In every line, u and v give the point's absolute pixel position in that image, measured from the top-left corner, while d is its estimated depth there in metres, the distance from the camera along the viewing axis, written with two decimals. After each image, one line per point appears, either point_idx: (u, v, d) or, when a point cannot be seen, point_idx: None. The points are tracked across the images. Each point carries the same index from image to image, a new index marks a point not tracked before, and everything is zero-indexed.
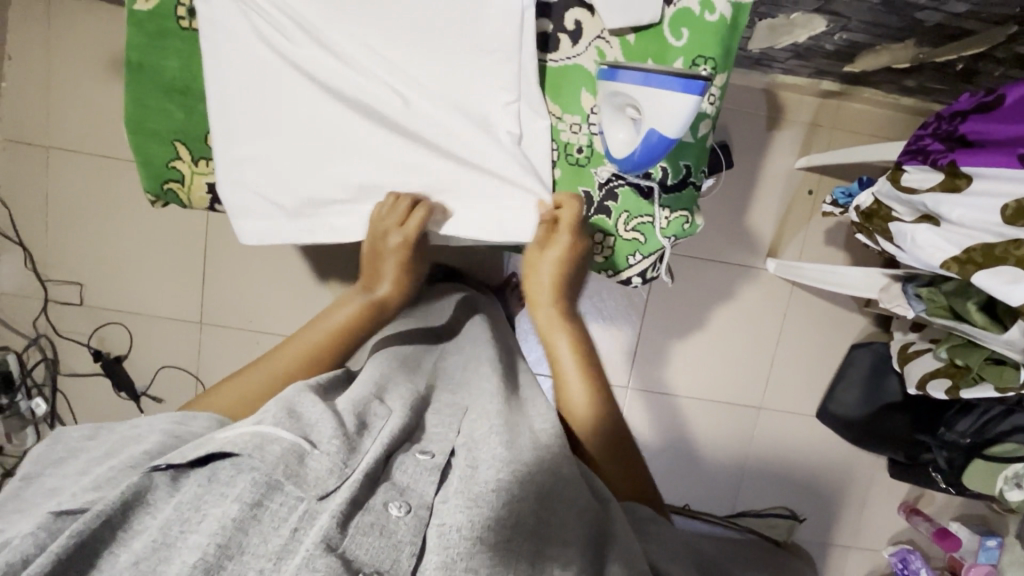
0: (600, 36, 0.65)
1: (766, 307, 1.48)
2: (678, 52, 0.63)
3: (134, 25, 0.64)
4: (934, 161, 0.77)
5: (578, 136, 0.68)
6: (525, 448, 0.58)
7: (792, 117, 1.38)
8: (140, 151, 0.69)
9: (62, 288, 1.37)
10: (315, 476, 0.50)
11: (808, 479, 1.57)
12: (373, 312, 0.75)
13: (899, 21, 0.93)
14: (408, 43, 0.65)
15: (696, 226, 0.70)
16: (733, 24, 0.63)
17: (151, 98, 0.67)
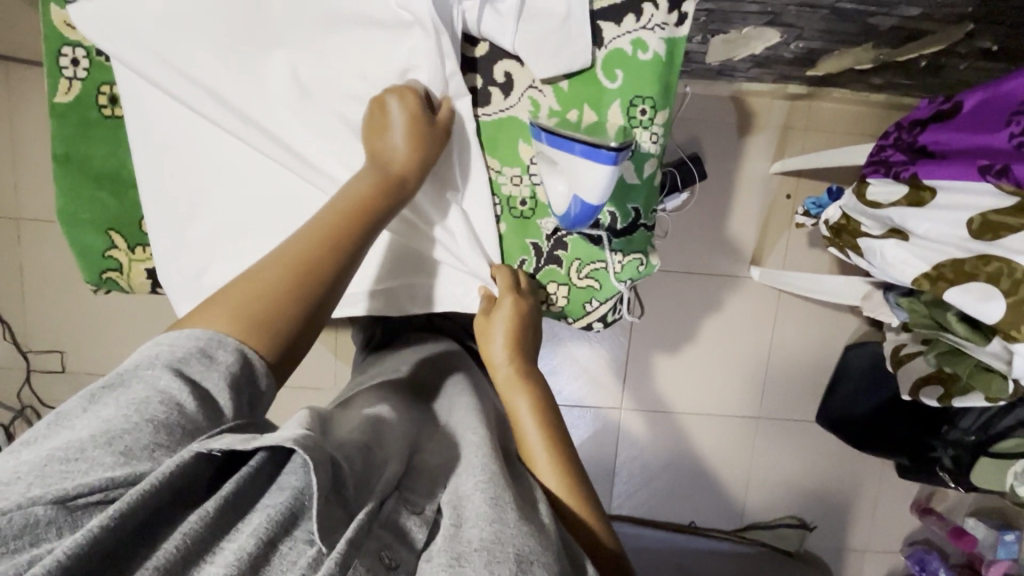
0: (532, 86, 0.62)
1: (754, 314, 1.45)
2: (614, 94, 0.62)
3: (59, 120, 0.67)
4: (896, 173, 0.74)
5: (519, 189, 0.66)
6: (511, 511, 0.48)
7: (763, 123, 1.36)
8: (76, 244, 0.72)
9: (44, 357, 1.37)
10: (332, 521, 0.43)
11: (815, 486, 1.53)
12: (388, 185, 0.59)
13: (853, 28, 0.90)
14: (329, 115, 0.64)
15: (651, 266, 0.69)
16: (669, 60, 0.62)
17: (83, 189, 0.70)
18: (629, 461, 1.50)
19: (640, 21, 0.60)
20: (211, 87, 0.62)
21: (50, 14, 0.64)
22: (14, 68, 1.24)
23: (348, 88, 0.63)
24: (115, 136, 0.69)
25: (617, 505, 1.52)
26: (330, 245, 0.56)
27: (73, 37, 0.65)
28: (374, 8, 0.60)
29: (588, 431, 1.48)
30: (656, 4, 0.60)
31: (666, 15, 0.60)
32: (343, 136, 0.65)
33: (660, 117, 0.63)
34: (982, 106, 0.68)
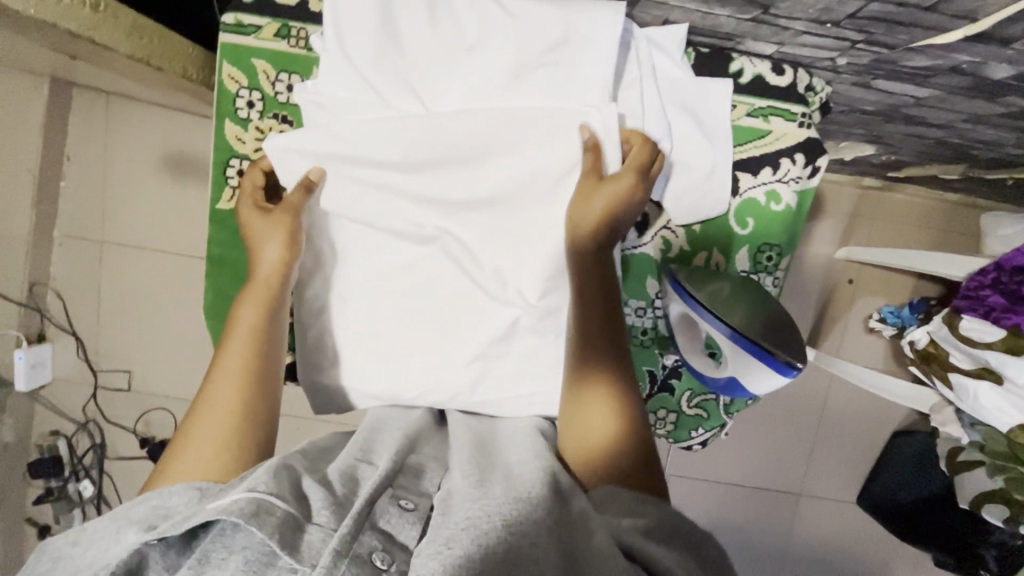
0: (667, 227, 0.71)
1: (804, 394, 1.47)
2: (743, 239, 0.71)
3: (217, 224, 0.75)
4: (995, 318, 0.76)
5: (643, 320, 0.73)
6: (494, 488, 0.48)
7: (832, 209, 1.37)
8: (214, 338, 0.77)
9: (112, 375, 1.41)
10: (310, 549, 0.42)
11: (849, 567, 1.54)
12: (258, 289, 0.67)
13: (951, 154, 0.92)
14: (481, 245, 0.69)
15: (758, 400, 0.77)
16: (797, 210, 0.71)
17: (228, 289, 0.76)
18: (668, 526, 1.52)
19: (777, 174, 0.69)
20: (384, 210, 0.69)
21: (223, 131, 0.74)
22: (116, 102, 1.29)
23: (496, 217, 0.68)
24: None
25: None
26: (252, 358, 0.63)
27: (242, 150, 0.74)
28: (540, 158, 0.65)
29: None
30: (794, 159, 0.69)
31: (801, 169, 0.69)
32: (490, 257, 0.69)
33: (783, 262, 0.72)
34: None
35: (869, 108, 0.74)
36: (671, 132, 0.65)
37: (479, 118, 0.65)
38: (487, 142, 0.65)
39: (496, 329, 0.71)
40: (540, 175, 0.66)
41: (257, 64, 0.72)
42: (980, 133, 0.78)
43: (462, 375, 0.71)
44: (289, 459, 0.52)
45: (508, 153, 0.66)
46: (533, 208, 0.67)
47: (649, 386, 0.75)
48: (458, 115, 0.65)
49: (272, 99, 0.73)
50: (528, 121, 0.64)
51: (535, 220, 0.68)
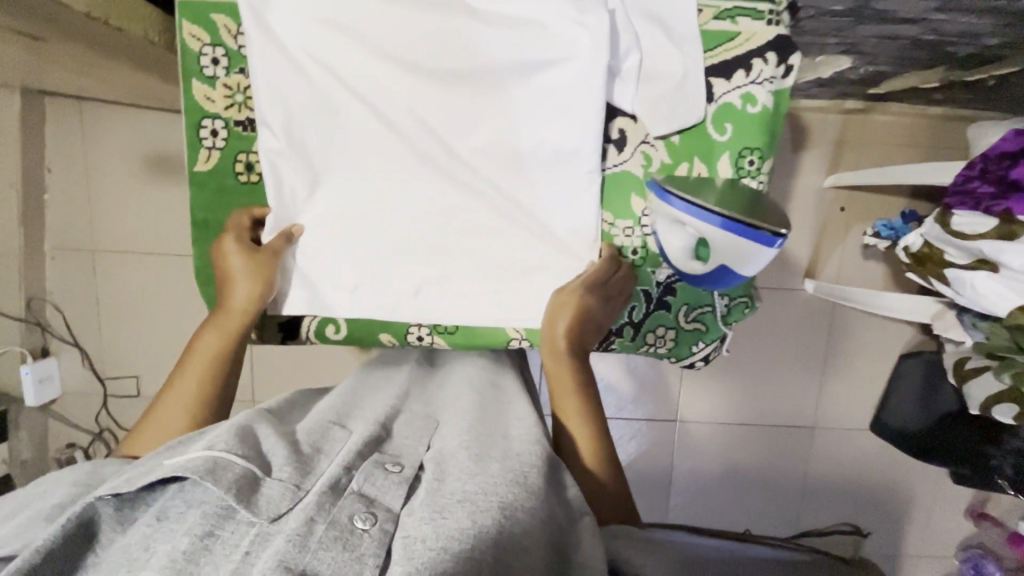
0: (646, 141, 0.72)
1: (809, 327, 1.47)
2: (724, 145, 0.71)
3: (200, 186, 0.76)
4: (987, 207, 0.77)
5: (631, 239, 0.76)
6: (491, 464, 0.54)
7: (817, 138, 1.37)
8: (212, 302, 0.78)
9: (120, 382, 1.42)
10: (265, 501, 0.47)
11: (870, 492, 1.55)
12: (225, 323, 0.70)
13: (927, 56, 0.92)
14: (474, 171, 0.73)
15: (755, 308, 0.78)
16: (775, 110, 0.71)
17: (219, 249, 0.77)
18: (686, 471, 1.53)
19: (750, 76, 0.69)
20: (372, 153, 0.72)
21: (191, 91, 0.73)
22: (90, 109, 1.29)
23: (482, 140, 0.71)
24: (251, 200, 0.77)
25: (672, 512, 1.54)
26: (217, 363, 0.67)
27: (213, 109, 0.74)
28: (519, 76, 0.68)
29: (642, 444, 1.51)
30: (765, 59, 0.68)
31: (775, 68, 0.69)
32: (479, 188, 0.73)
33: (765, 166, 0.71)
34: None
35: (839, 8, 0.73)
36: (642, 36, 0.66)
37: (455, 56, 0.68)
38: (461, 83, 0.69)
39: (493, 259, 0.75)
40: (522, 95, 0.69)
41: (217, 19, 0.70)
42: (953, 23, 0.77)
43: (470, 294, 0.76)
44: (253, 422, 0.59)
45: (483, 77, 0.68)
46: (513, 133, 0.71)
47: (646, 303, 0.78)
48: (431, 57, 0.68)
49: (235, 52, 0.72)
50: (496, 48, 0.67)
51: (517, 144, 0.71)
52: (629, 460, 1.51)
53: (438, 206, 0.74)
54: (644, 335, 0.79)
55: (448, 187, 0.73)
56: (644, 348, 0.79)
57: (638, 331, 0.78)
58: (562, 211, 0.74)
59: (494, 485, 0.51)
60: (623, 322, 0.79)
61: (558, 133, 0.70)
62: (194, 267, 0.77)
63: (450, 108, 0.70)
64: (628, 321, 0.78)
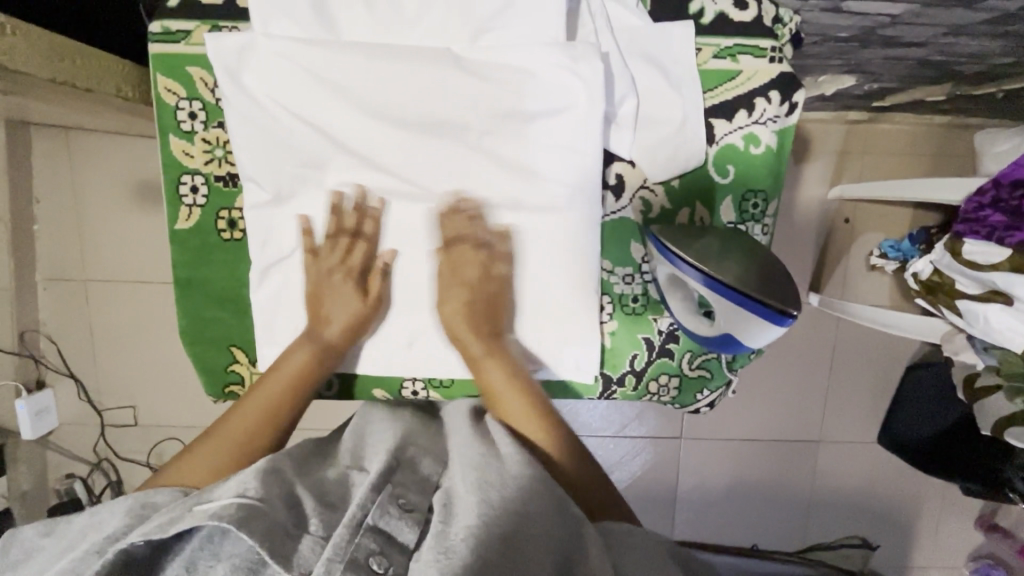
0: (645, 186, 0.69)
1: (814, 341, 1.44)
2: (726, 188, 0.68)
3: (180, 247, 0.72)
4: (999, 238, 0.73)
5: (632, 287, 0.73)
6: (497, 494, 0.52)
7: (819, 149, 1.33)
8: (198, 364, 0.74)
9: (118, 412, 1.40)
10: (299, 555, 0.46)
11: (879, 505, 1.53)
12: (324, 355, 0.70)
13: (935, 74, 0.89)
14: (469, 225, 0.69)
15: (761, 352, 0.75)
16: (779, 149, 0.68)
17: (204, 310, 0.73)
18: (692, 489, 1.51)
19: (752, 116, 0.66)
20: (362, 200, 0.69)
21: (169, 147, 0.70)
22: (75, 138, 1.26)
23: (476, 192, 0.69)
24: (231, 258, 0.73)
25: (679, 530, 1.52)
26: (302, 378, 0.69)
27: (193, 165, 0.71)
28: (512, 125, 0.66)
29: (647, 463, 1.49)
30: (769, 98, 0.66)
31: (778, 107, 0.66)
32: (471, 240, 0.69)
33: (769, 209, 0.69)
34: None
35: (843, 35, 0.71)
36: (635, 85, 0.65)
37: (445, 103, 0.65)
38: (450, 131, 0.67)
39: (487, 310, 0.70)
40: (515, 145, 0.67)
41: (192, 72, 0.68)
42: (962, 46, 0.74)
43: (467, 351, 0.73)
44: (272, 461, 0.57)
45: (473, 128, 0.67)
46: (506, 183, 0.68)
47: (649, 350, 0.74)
48: (421, 102, 0.66)
49: (213, 106, 0.69)
50: (487, 97, 0.65)
51: (513, 196, 0.69)
52: (634, 479, 1.49)
53: (431, 252, 0.71)
54: (647, 383, 0.76)
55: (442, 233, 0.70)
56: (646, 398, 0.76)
57: (641, 379, 0.75)
58: (563, 262, 0.70)
59: (512, 522, 0.49)
60: (625, 371, 0.76)
61: (555, 183, 0.67)
62: (179, 328, 0.74)
63: (441, 154, 0.68)
64: (629, 370, 0.75)
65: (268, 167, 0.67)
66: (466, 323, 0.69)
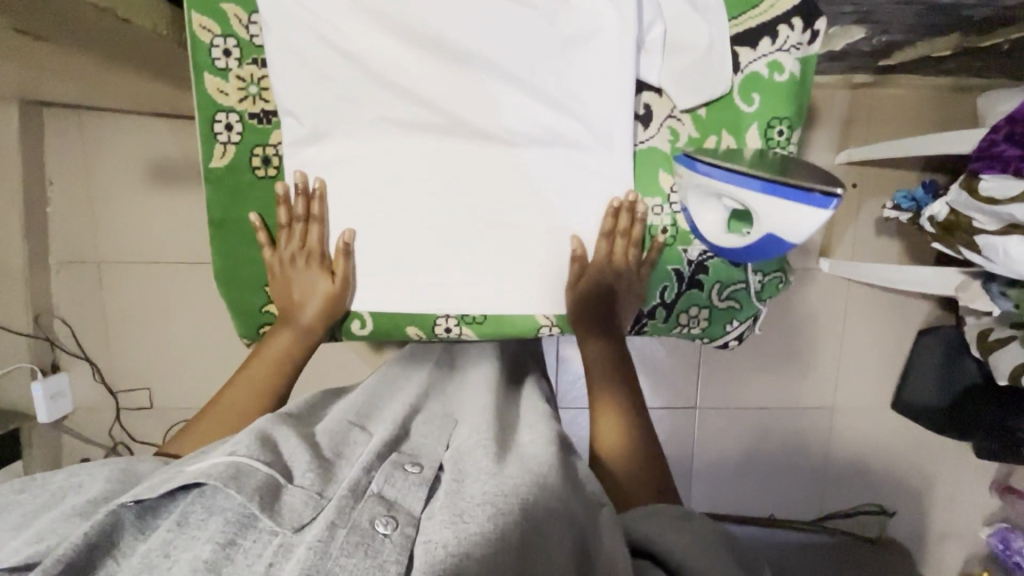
0: (672, 116, 0.77)
1: (825, 308, 1.45)
2: (751, 115, 0.76)
3: (217, 186, 0.80)
4: (1016, 169, 0.75)
5: (661, 218, 0.81)
6: (507, 470, 0.58)
7: (825, 114, 1.35)
8: (232, 297, 0.84)
9: (134, 395, 1.40)
10: (289, 509, 0.49)
11: (895, 471, 1.54)
12: (306, 335, 0.80)
13: (943, 21, 0.90)
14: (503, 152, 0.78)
15: (788, 283, 0.83)
16: (802, 77, 0.75)
17: (242, 248, 0.83)
18: (708, 459, 1.51)
19: (776, 44, 0.73)
20: None
21: (205, 85, 0.76)
22: (91, 118, 1.27)
23: (511, 119, 0.76)
24: (266, 201, 0.81)
25: (696, 501, 1.53)
26: (284, 356, 0.78)
27: (227, 103, 0.77)
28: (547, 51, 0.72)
29: (662, 434, 1.49)
30: (791, 26, 0.73)
31: (800, 35, 0.73)
32: (498, 169, 0.78)
33: (794, 135, 0.76)
34: None
35: None
36: (661, 9, 0.70)
37: (482, 31, 0.71)
38: (483, 64, 0.73)
39: (509, 238, 0.80)
40: (551, 68, 0.73)
41: (226, 9, 0.73)
42: None
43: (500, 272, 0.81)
44: (272, 427, 0.62)
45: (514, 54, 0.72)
46: (528, 112, 0.75)
47: (678, 282, 0.84)
48: (458, 36, 0.71)
49: (248, 43, 0.75)
50: (524, 26, 0.71)
51: (542, 121, 0.76)
52: None
53: (460, 184, 0.79)
54: (677, 315, 0.85)
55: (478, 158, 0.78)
56: (677, 328, 0.86)
57: (671, 312, 0.85)
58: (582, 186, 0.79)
59: (512, 488, 0.55)
60: (656, 303, 0.85)
61: (585, 108, 0.75)
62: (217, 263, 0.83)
63: (476, 84, 0.74)
64: (661, 302, 0.85)
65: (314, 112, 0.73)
66: (582, 300, 0.79)
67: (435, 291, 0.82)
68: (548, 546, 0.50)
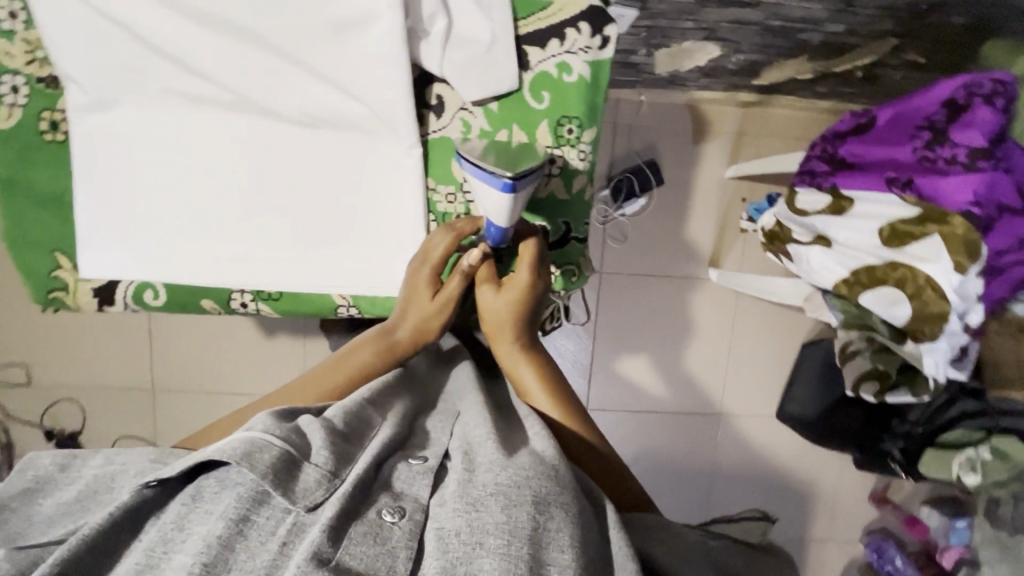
0: (464, 108, 0.71)
1: (715, 316, 1.50)
2: (542, 113, 0.71)
3: (1, 145, 0.69)
4: (821, 184, 0.92)
5: (454, 206, 0.75)
6: (523, 457, 0.53)
7: (717, 129, 1.40)
8: (23, 265, 0.73)
9: (10, 372, 1.36)
10: (302, 488, 0.49)
11: (780, 479, 1.59)
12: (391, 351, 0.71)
13: (786, 43, 0.95)
14: (299, 140, 0.72)
15: (583, 278, 0.78)
16: (594, 82, 0.70)
17: (27, 213, 0.71)
18: None
19: (565, 45, 0.69)
20: (186, 125, 0.70)
21: None
22: None
23: (305, 102, 0.69)
24: (61, 164, 0.71)
25: None
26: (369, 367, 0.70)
27: (14, 65, 0.68)
28: (332, 31, 0.65)
29: None
30: (579, 30, 0.68)
31: (589, 39, 0.69)
32: (302, 153, 0.72)
33: (585, 135, 0.72)
34: (889, 123, 0.84)
35: None
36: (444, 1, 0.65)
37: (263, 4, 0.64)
38: (267, 44, 0.66)
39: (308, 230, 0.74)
40: (337, 48, 0.66)
41: None
42: None
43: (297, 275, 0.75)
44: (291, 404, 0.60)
45: (293, 35, 0.65)
46: (319, 96, 0.69)
47: None
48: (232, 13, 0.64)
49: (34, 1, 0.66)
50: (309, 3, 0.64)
51: (339, 106, 0.69)
52: None
53: (269, 163, 0.72)
54: None
55: (279, 143, 0.71)
56: None
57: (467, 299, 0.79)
58: (375, 178, 0.73)
59: (527, 478, 0.50)
60: None
61: (377, 95, 0.68)
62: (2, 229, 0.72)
63: (262, 64, 0.67)
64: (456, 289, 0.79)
65: (97, 71, 0.66)
66: (512, 320, 0.70)
67: (229, 280, 0.74)
68: (556, 538, 0.47)
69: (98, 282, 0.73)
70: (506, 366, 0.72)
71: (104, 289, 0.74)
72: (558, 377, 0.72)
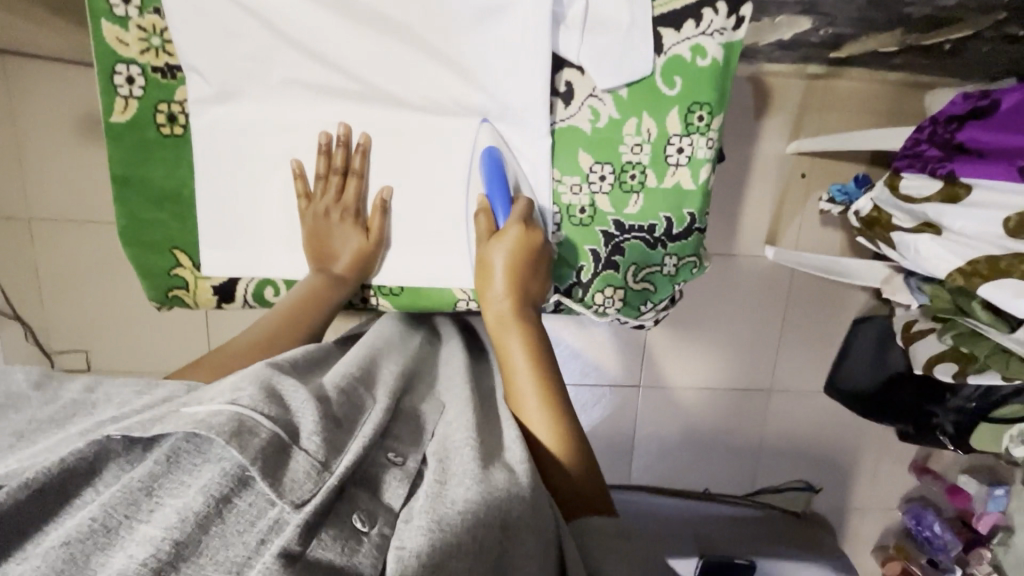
0: (594, 95, 0.81)
1: (768, 293, 1.49)
2: (673, 98, 0.81)
3: (118, 139, 0.81)
4: (934, 170, 0.95)
5: (579, 198, 0.86)
6: (496, 471, 0.53)
7: (780, 103, 1.36)
8: (146, 267, 0.87)
9: (70, 357, 1.35)
10: (291, 478, 0.43)
11: (824, 452, 1.62)
12: (337, 280, 0.83)
13: (886, 16, 0.91)
14: (420, 122, 0.82)
15: (701, 268, 0.90)
16: (725, 63, 0.80)
17: (149, 210, 0.84)
18: (649, 435, 1.56)
19: (700, 27, 0.77)
20: None
21: (103, 32, 0.76)
22: (11, 62, 1.16)
23: (435, 87, 0.80)
24: (174, 163, 0.83)
25: (635, 475, 1.59)
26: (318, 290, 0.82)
27: (127, 53, 0.77)
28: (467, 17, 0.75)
29: (606, 409, 1.53)
30: (715, 11, 0.77)
31: (725, 21, 0.77)
32: (428, 135, 0.83)
33: (715, 119, 0.82)
34: (1010, 110, 0.88)
35: None
36: None
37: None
38: (406, 34, 0.76)
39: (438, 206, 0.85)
40: (464, 38, 0.76)
41: None
42: None
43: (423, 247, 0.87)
44: (275, 374, 0.54)
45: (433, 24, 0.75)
46: (444, 84, 0.80)
47: (594, 263, 0.89)
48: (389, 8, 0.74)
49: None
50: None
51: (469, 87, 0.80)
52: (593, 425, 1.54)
53: None
54: (594, 294, 0.90)
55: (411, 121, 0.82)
56: (593, 306, 0.90)
57: (588, 290, 0.90)
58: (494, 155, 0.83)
59: (496, 497, 0.50)
60: (574, 281, 0.90)
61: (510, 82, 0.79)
62: (125, 226, 0.84)
63: (400, 51, 0.77)
64: (577, 281, 0.90)
65: (220, 62, 0.76)
66: (507, 280, 0.76)
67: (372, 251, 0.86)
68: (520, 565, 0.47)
69: (216, 283, 0.88)
70: (499, 344, 0.73)
71: (223, 287, 0.89)
72: (548, 354, 0.72)
